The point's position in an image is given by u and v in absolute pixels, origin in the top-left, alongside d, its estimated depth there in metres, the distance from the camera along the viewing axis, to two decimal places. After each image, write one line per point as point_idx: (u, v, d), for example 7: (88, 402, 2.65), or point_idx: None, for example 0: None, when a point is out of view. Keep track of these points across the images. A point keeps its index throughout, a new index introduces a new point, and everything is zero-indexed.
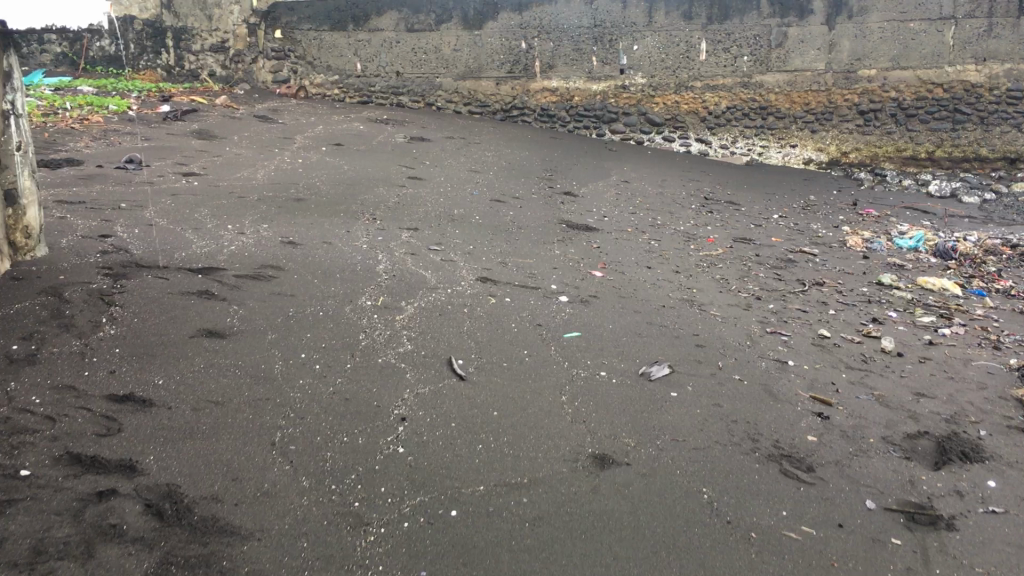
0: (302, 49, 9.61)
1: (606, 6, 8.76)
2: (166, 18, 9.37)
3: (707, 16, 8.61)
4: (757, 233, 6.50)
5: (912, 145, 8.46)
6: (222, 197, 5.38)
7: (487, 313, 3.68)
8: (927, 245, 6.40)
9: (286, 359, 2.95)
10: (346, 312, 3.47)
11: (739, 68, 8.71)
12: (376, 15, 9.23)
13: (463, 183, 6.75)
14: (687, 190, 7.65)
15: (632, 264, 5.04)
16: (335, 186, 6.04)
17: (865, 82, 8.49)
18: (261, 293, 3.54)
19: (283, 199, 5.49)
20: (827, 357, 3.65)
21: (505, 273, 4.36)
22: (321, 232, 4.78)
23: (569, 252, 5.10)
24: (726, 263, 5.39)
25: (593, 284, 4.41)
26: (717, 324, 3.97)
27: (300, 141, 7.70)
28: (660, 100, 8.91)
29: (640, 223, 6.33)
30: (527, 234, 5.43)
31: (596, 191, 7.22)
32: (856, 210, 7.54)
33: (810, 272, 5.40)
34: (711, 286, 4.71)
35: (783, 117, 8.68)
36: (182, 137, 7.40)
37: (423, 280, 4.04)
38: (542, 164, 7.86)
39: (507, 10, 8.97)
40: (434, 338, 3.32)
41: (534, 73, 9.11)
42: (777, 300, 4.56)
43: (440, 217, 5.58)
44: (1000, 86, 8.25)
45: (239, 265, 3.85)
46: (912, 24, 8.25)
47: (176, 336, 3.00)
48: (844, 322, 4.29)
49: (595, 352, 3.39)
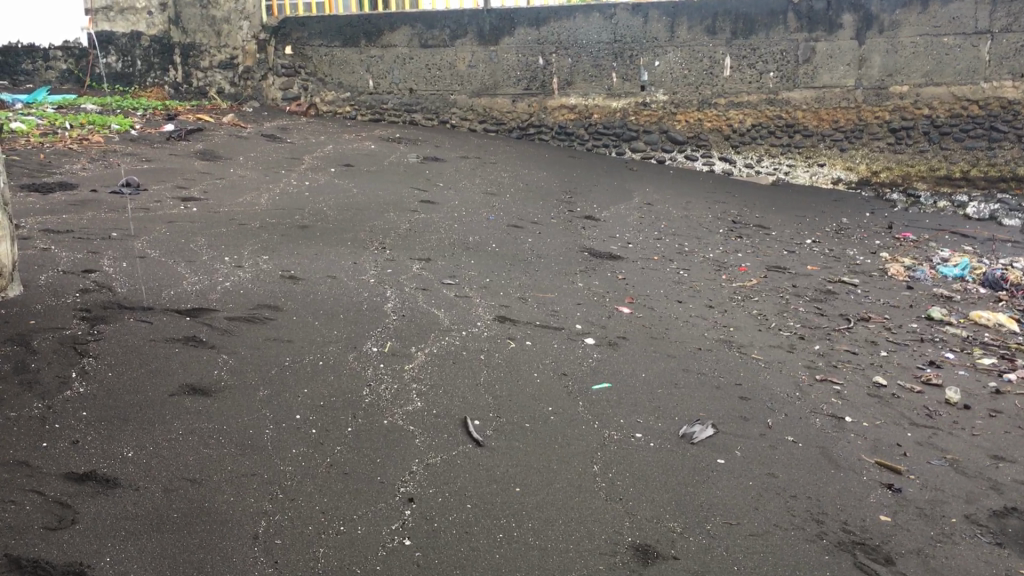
0: (313, 66, 9.24)
1: (627, 21, 8.39)
2: (174, 33, 9.30)
3: (732, 31, 8.24)
4: (791, 260, 6.10)
5: (946, 165, 8.08)
6: (221, 224, 5.05)
7: (506, 361, 3.30)
8: (974, 273, 5.98)
9: (278, 422, 2.58)
10: (350, 362, 3.11)
11: (764, 85, 8.32)
12: (389, 30, 8.90)
13: (478, 207, 6.40)
14: (713, 213, 7.26)
15: (661, 298, 4.67)
16: (343, 212, 5.70)
17: (896, 99, 8.08)
18: (255, 340, 3.18)
19: (286, 226, 5.17)
20: (887, 412, 3.26)
21: (525, 311, 3.99)
22: (326, 263, 4.43)
23: (592, 284, 4.73)
24: (762, 296, 5.00)
25: (620, 323, 4.05)
26: (761, 370, 3.57)
27: (309, 161, 7.38)
28: (682, 118, 8.53)
29: (666, 250, 5.95)
30: (547, 265, 5.06)
31: (618, 214, 6.86)
32: (892, 234, 7.13)
33: (852, 305, 5.01)
34: (748, 324, 4.33)
35: (810, 135, 8.29)
36: (185, 158, 7.11)
37: (436, 321, 3.67)
38: (560, 185, 7.50)
39: (524, 25, 8.62)
40: (447, 393, 2.95)
41: (551, 90, 8.75)
42: (821, 340, 4.16)
43: (453, 245, 5.23)
44: None
45: (232, 304, 3.50)
46: (946, 38, 7.87)
47: (153, 395, 2.64)
48: (900, 366, 3.88)
49: (628, 408, 3.00)
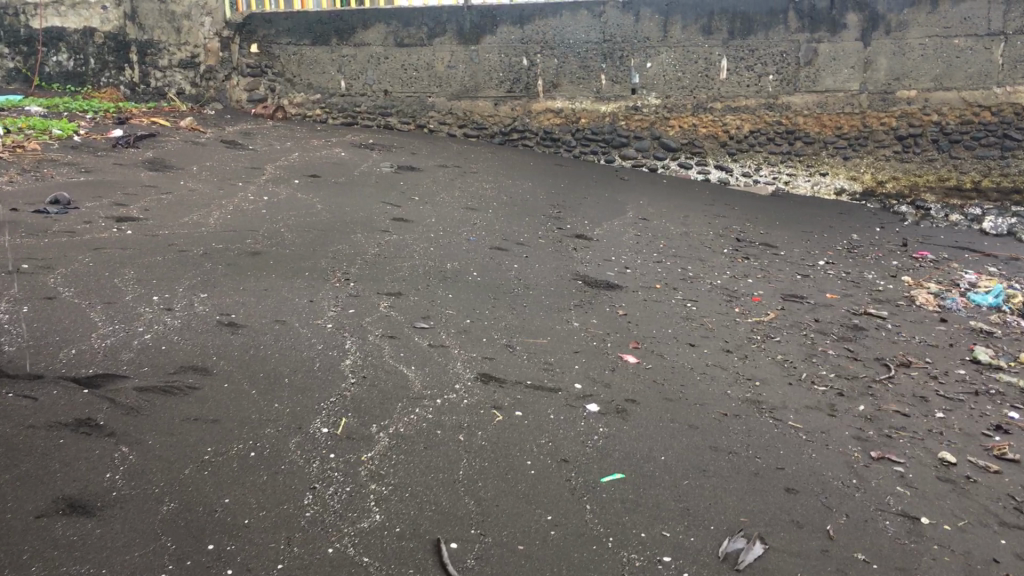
0: (280, 65, 8.51)
1: (616, 19, 7.73)
2: (129, 30, 8.47)
3: (729, 30, 7.59)
4: (807, 287, 5.45)
5: (956, 175, 7.42)
6: (158, 251, 4.35)
7: (492, 445, 2.62)
8: (1010, 301, 5.34)
9: (181, 559, 1.90)
10: (291, 453, 2.41)
11: (763, 88, 7.67)
12: (362, 28, 8.20)
13: (457, 225, 5.73)
14: (714, 229, 6.61)
15: (670, 339, 4.03)
16: (302, 233, 5.01)
17: (903, 104, 7.44)
18: (169, 423, 2.47)
19: (235, 252, 4.47)
20: (967, 505, 2.60)
21: (513, 366, 3.33)
22: (277, 302, 3.75)
23: (590, 324, 4.07)
24: (784, 336, 4.33)
25: (627, 379, 3.38)
26: (804, 445, 2.91)
27: (270, 171, 6.67)
28: (675, 123, 7.88)
29: (669, 276, 5.29)
30: (537, 298, 4.40)
31: (611, 231, 6.21)
32: (909, 252, 6.51)
33: (886, 346, 4.36)
34: (775, 375, 3.67)
35: (811, 143, 7.66)
36: (130, 168, 6.37)
37: (404, 385, 2.98)
38: (547, 198, 6.82)
39: (507, 23, 7.92)
40: (416, 499, 2.26)
41: (536, 92, 8.05)
42: (864, 398, 3.50)
43: (429, 274, 4.55)
44: None
45: (148, 368, 2.80)
46: (956, 40, 7.24)
47: (12, 521, 1.95)
48: (963, 434, 3.22)
49: (648, 513, 2.33)
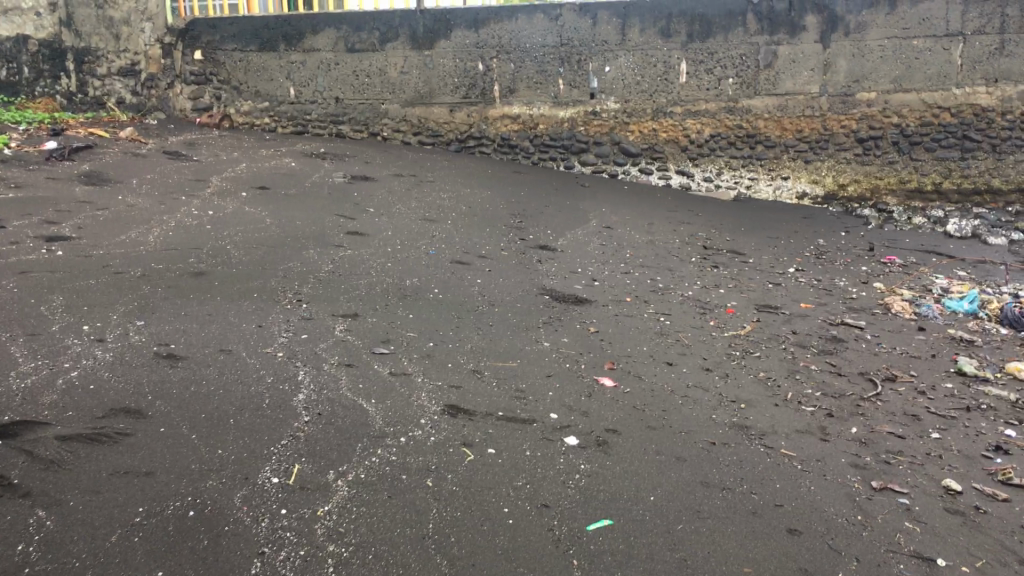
0: (226, 73, 8.20)
1: (573, 22, 7.51)
2: (65, 37, 7.92)
3: (687, 34, 7.41)
4: (781, 297, 5.26)
5: (917, 177, 7.31)
6: (90, 274, 4.00)
7: (464, 490, 2.36)
8: (986, 307, 5.20)
9: None
10: (237, 509, 2.12)
11: (723, 92, 7.49)
12: (312, 33, 7.89)
13: (415, 238, 5.44)
14: (679, 237, 6.42)
15: (646, 358, 3.79)
16: (250, 250, 4.68)
17: (863, 106, 7.32)
18: (94, 478, 2.18)
19: (176, 273, 4.14)
20: (982, 541, 2.40)
21: (481, 396, 3.05)
22: (223, 328, 3.45)
23: (561, 343, 3.82)
24: (764, 351, 4.12)
25: (605, 407, 3.13)
26: (800, 476, 2.69)
27: (215, 183, 6.31)
28: (635, 128, 7.67)
29: (639, 288, 5.07)
30: (503, 316, 4.14)
31: (575, 241, 5.98)
32: (877, 257, 6.37)
33: (867, 358, 4.18)
34: (759, 396, 3.45)
35: (772, 146, 7.50)
36: (64, 182, 5.98)
37: (364, 422, 2.70)
38: (507, 207, 6.57)
39: (461, 27, 7.67)
40: (381, 562, 2.00)
41: (492, 98, 7.80)
42: (856, 419, 3.29)
43: (388, 292, 4.27)
44: (1014, 109, 7.15)
45: (72, 413, 2.49)
46: (915, 41, 7.15)
47: None
48: (964, 458, 3.03)
49: (643, 567, 2.10)
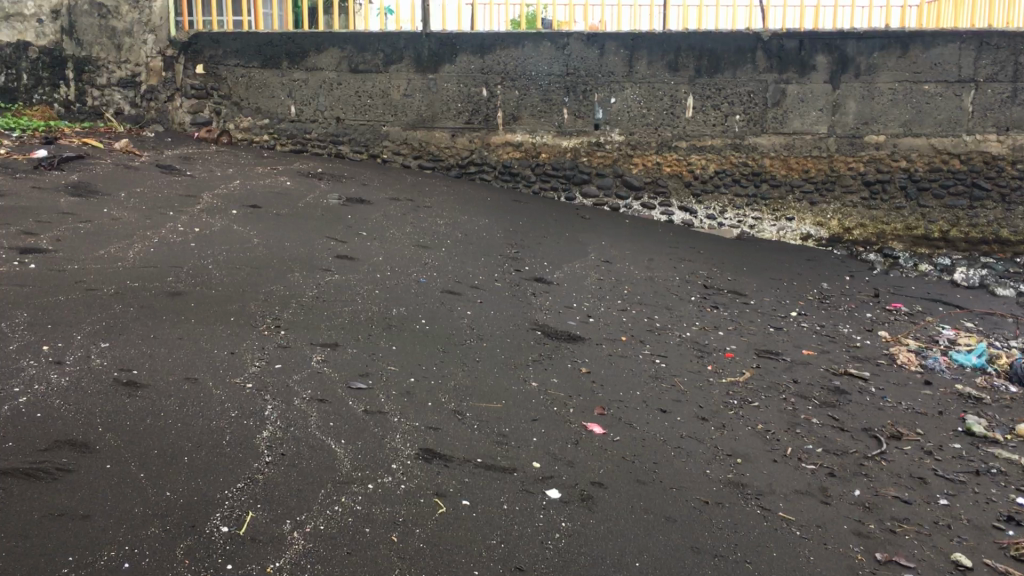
0: (227, 88, 7.98)
1: (580, 52, 7.39)
2: (67, 45, 7.84)
3: (695, 68, 7.28)
4: (782, 342, 5.07)
5: (923, 224, 7.15)
6: (61, 289, 3.82)
7: (432, 549, 2.19)
8: (994, 362, 5.02)
9: None
10: (177, 564, 1.96)
11: (730, 128, 7.35)
12: (315, 52, 7.74)
13: (406, 265, 5.27)
14: (679, 274, 6.25)
15: (639, 404, 3.59)
16: (233, 271, 4.50)
17: (872, 149, 7.19)
18: (23, 521, 2.00)
19: (152, 292, 3.96)
20: None
21: (462, 439, 2.86)
22: (193, 353, 3.26)
23: (550, 384, 3.62)
24: (764, 401, 3.91)
25: (593, 456, 2.93)
26: (797, 544, 2.53)
27: (206, 200, 6.15)
28: (639, 161, 7.52)
29: (635, 327, 4.89)
30: (492, 351, 3.95)
31: (572, 274, 5.81)
32: (882, 304, 6.19)
33: (872, 413, 3.99)
34: (758, 450, 3.26)
35: (778, 186, 7.34)
36: (50, 192, 5.81)
37: (331, 466, 2.50)
38: (504, 236, 6.40)
39: (466, 52, 7.53)
40: None
41: (495, 124, 7.66)
42: (859, 481, 3.11)
43: (373, 321, 4.08)
44: None
45: (12, 444, 2.31)
46: (927, 86, 7.02)
47: None
48: (975, 528, 2.84)
49: None
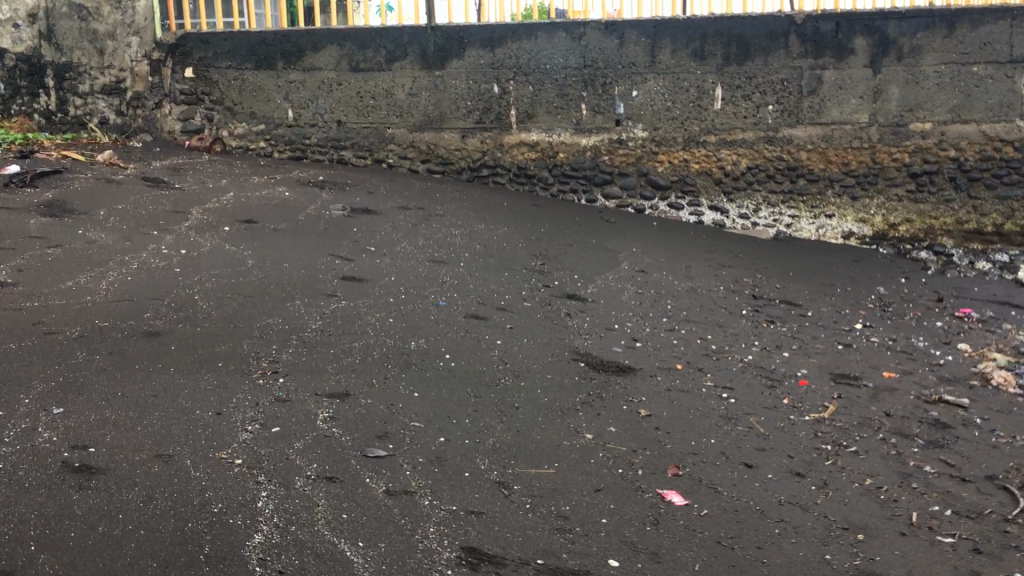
0: (220, 92, 7.31)
1: (598, 42, 6.73)
2: (45, 51, 7.20)
3: (724, 56, 6.61)
4: (856, 363, 4.40)
5: (975, 218, 6.45)
6: (16, 335, 3.19)
7: None
8: None
9: None
10: None
11: (762, 120, 6.66)
12: (312, 51, 7.10)
13: (421, 285, 4.62)
14: (723, 283, 5.59)
15: (720, 457, 2.94)
16: (222, 302, 3.86)
17: (917, 137, 6.48)
18: None
19: (124, 333, 3.32)
20: None
21: (511, 528, 2.22)
22: (168, 418, 2.61)
23: (607, 436, 2.97)
24: (862, 445, 3.24)
25: (680, 543, 2.29)
26: None
27: (195, 216, 5.51)
28: (663, 158, 6.84)
29: (689, 351, 4.24)
30: (530, 394, 3.29)
31: (607, 289, 5.15)
32: (949, 310, 5.49)
33: (989, 454, 3.31)
34: (879, 520, 2.60)
35: (816, 180, 6.64)
36: (20, 212, 5.18)
37: None
38: (526, 247, 5.74)
39: (475, 46, 6.88)
40: None
41: (508, 123, 6.99)
42: (1014, 559, 2.45)
43: (388, 360, 3.42)
44: None
45: None
46: (975, 67, 6.34)
47: None
48: None
49: None
